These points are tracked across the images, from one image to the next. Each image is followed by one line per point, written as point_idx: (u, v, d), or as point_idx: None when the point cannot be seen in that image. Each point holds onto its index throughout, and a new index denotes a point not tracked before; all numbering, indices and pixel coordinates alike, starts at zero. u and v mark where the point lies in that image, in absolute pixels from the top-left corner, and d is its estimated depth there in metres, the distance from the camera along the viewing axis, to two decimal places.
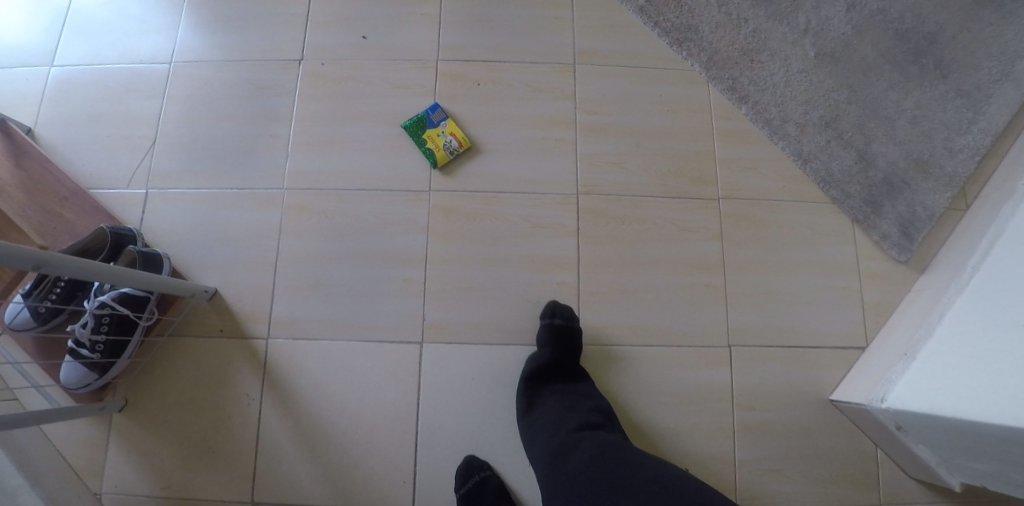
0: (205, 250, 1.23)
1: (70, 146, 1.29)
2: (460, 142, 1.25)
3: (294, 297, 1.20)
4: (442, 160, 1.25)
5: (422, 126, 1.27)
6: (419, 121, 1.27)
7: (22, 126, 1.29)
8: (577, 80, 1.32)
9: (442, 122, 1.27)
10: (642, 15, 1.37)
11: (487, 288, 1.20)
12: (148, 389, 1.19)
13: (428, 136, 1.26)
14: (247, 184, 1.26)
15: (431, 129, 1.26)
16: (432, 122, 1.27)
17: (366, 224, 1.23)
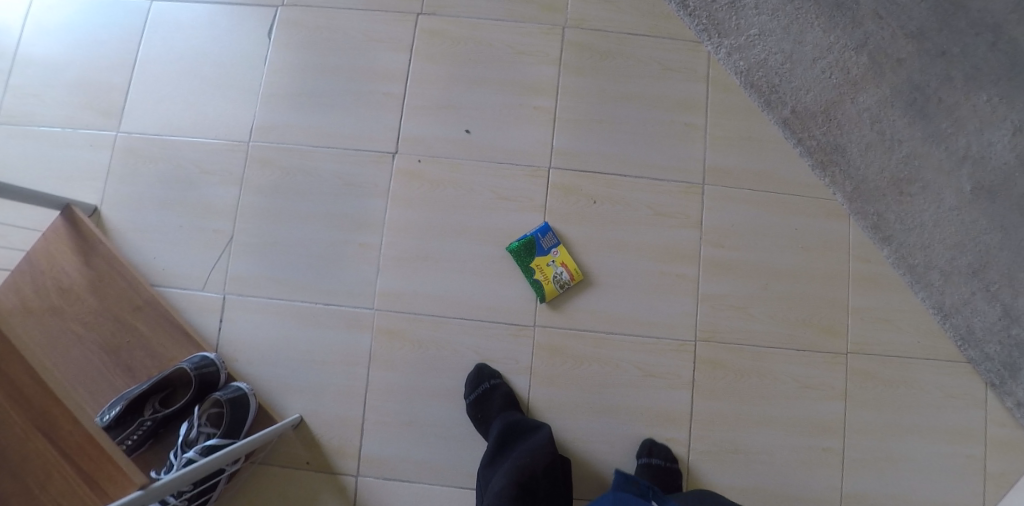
0: (289, 373, 1.13)
1: (138, 234, 1.14)
2: (571, 275, 1.13)
3: (385, 434, 1.12)
4: (550, 294, 1.13)
5: (530, 250, 1.14)
6: (527, 244, 1.14)
7: (87, 206, 1.14)
8: (705, 204, 1.17)
9: (552, 248, 1.14)
10: (785, 128, 1.19)
11: (590, 440, 1.12)
12: None
13: (537, 264, 1.13)
14: (332, 300, 1.14)
15: (539, 256, 1.13)
16: (540, 246, 1.14)
17: (465, 357, 1.13)
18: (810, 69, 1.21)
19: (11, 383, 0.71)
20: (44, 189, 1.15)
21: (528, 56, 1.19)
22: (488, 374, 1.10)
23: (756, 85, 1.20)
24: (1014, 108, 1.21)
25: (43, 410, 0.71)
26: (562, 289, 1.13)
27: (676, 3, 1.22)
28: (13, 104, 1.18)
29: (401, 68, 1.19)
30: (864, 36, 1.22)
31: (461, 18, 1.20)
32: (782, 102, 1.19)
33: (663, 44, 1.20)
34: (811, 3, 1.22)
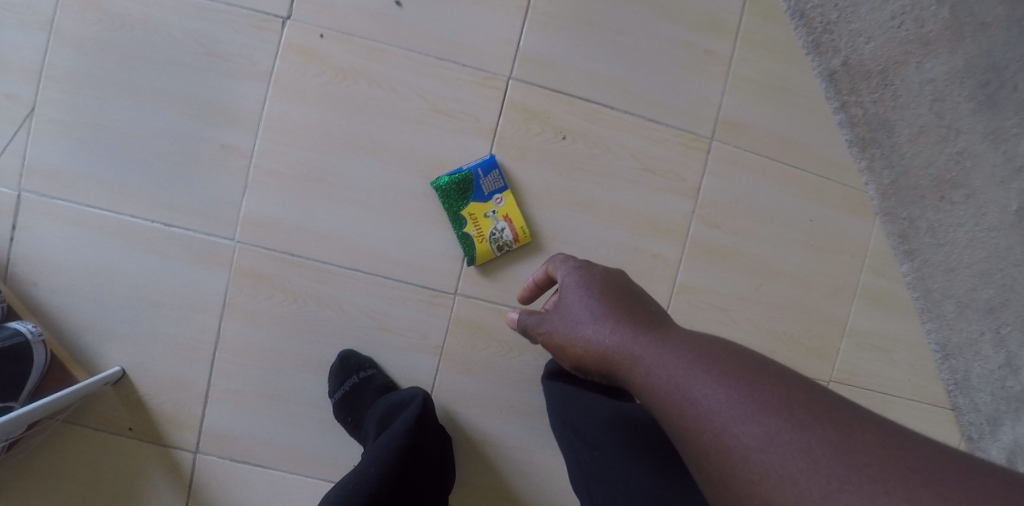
0: (106, 309, 0.82)
1: None
2: (515, 236, 0.81)
3: (238, 406, 0.85)
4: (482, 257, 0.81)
5: (462, 192, 0.80)
6: (459, 183, 0.79)
7: None
8: (711, 167, 0.85)
9: (493, 193, 0.80)
10: (830, 86, 0.89)
11: (504, 451, 0.87)
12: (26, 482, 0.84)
13: (469, 214, 0.80)
14: (171, 219, 0.80)
15: (475, 203, 0.80)
16: (478, 189, 0.80)
17: (356, 324, 0.83)
18: (878, 10, 0.89)
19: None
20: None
21: None
22: (354, 365, 0.82)
23: (807, 17, 0.88)
24: None
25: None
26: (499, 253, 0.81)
27: None
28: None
29: None
30: None
31: None
32: (835, 49, 0.89)
33: None
34: None
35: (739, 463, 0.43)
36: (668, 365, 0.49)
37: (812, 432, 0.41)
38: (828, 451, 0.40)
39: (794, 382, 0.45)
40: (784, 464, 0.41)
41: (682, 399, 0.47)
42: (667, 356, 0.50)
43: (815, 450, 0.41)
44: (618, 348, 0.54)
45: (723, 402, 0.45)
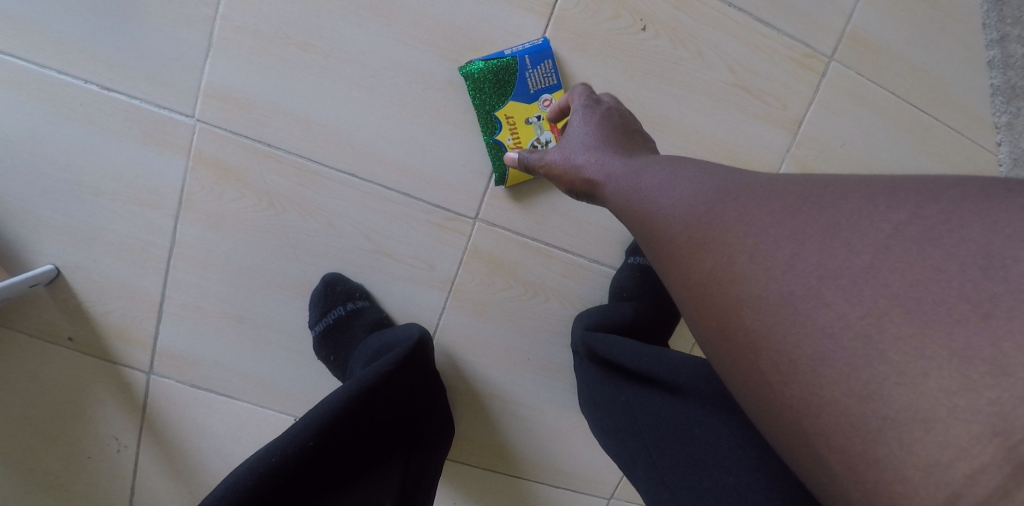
0: (31, 190, 0.64)
1: None
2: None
3: (198, 324, 0.70)
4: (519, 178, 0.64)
5: (501, 87, 0.61)
6: (498, 75, 0.60)
7: None
8: (823, 93, 0.65)
9: (540, 93, 0.61)
10: (993, 9, 0.69)
11: (511, 410, 0.73)
12: None
13: (508, 118, 0.62)
14: (111, 81, 0.61)
15: (516, 104, 0.61)
16: (521, 85, 0.61)
17: (347, 244, 0.66)
18: None
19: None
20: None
21: None
22: (345, 291, 0.66)
23: None
24: None
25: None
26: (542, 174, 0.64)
27: None
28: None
29: None
30: None
31: None
32: None
33: None
34: None
35: (693, 232, 0.34)
36: (631, 164, 0.43)
37: (797, 186, 0.32)
38: (814, 202, 0.30)
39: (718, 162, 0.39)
40: (748, 221, 0.31)
41: (641, 202, 0.38)
42: (634, 158, 0.44)
43: (795, 201, 0.31)
44: (589, 169, 0.46)
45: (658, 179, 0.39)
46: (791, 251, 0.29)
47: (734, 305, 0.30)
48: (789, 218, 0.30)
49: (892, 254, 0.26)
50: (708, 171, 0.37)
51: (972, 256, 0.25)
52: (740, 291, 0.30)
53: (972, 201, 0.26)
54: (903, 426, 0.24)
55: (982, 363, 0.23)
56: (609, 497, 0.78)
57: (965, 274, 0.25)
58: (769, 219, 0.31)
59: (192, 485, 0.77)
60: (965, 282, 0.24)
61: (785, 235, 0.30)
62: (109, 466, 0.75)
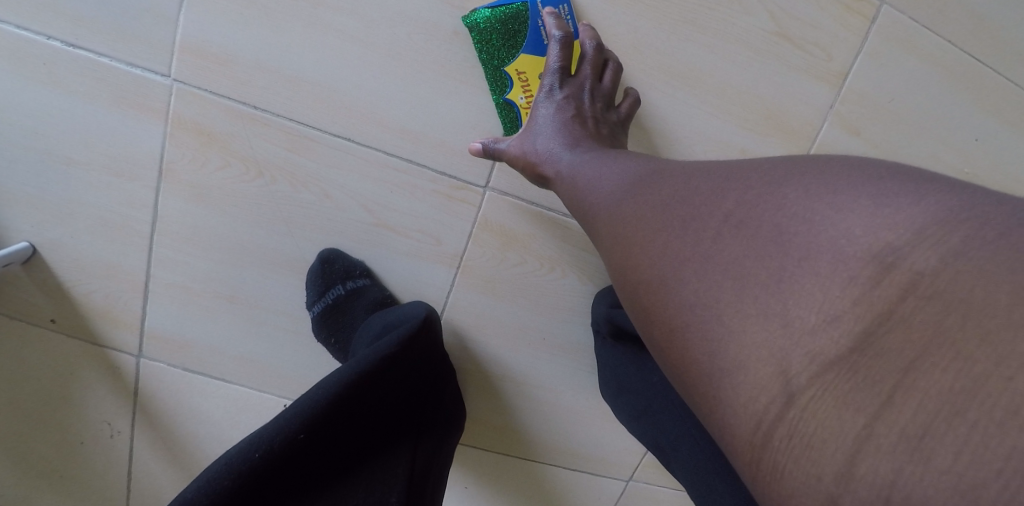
0: None
1: None
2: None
3: (187, 305, 0.65)
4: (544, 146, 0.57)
5: (513, 39, 0.55)
6: (508, 25, 0.54)
7: None
8: (872, 41, 0.58)
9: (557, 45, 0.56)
10: None
11: (525, 392, 0.69)
12: None
13: (522, 75, 0.56)
14: (76, 36, 0.54)
15: (531, 58, 0.55)
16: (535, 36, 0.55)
17: (345, 216, 0.60)
18: None
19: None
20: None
21: None
22: (344, 270, 0.61)
23: None
24: None
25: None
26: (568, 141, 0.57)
27: None
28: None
29: None
30: None
31: None
32: None
33: None
34: None
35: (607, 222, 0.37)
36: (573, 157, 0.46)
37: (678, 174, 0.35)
38: (685, 186, 0.34)
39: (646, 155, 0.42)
40: (633, 208, 0.35)
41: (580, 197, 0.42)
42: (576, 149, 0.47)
43: (672, 186, 0.34)
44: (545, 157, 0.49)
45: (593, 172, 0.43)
46: (656, 236, 0.32)
47: (622, 284, 0.34)
48: (661, 206, 0.34)
49: (721, 234, 0.30)
50: (622, 164, 0.41)
51: (772, 229, 0.28)
52: (631, 277, 0.33)
53: (778, 179, 0.30)
54: (724, 371, 0.28)
55: (776, 318, 0.27)
56: (628, 481, 0.74)
57: (768, 245, 0.28)
58: (647, 208, 0.34)
59: (190, 470, 0.74)
60: (766, 250, 0.28)
61: (656, 223, 0.33)
62: (102, 452, 0.72)
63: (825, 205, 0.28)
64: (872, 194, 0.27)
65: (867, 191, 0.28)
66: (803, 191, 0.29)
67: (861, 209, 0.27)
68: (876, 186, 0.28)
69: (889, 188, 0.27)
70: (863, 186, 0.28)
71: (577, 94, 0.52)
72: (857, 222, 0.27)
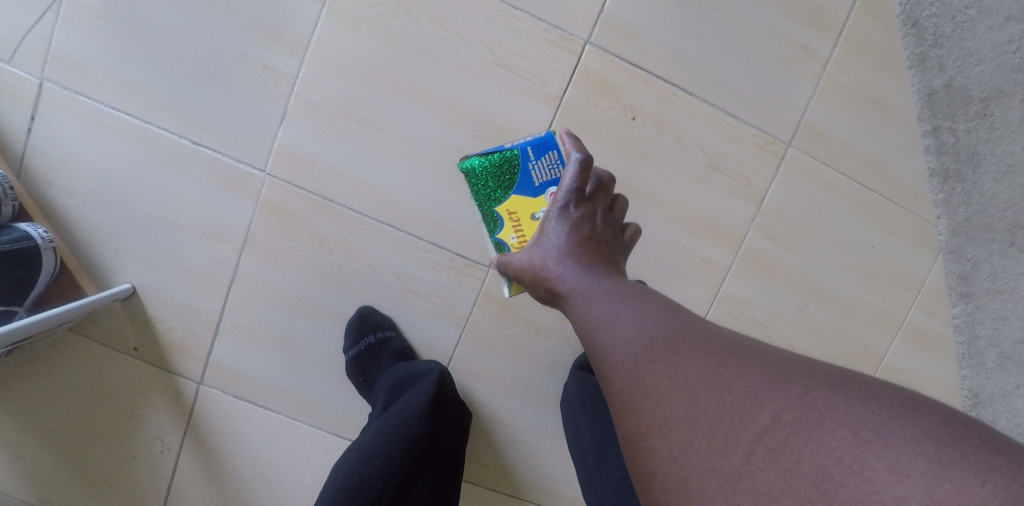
0: (121, 222, 0.77)
1: None
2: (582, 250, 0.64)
3: (247, 344, 0.81)
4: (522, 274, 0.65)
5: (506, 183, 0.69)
6: (501, 168, 0.68)
7: None
8: (783, 175, 0.79)
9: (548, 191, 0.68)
10: (925, 107, 0.83)
11: (512, 433, 0.84)
12: (26, 385, 0.82)
13: (511, 209, 0.68)
14: (200, 138, 0.74)
15: (519, 197, 0.68)
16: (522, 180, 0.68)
17: (381, 281, 0.78)
18: (998, 28, 0.80)
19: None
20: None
21: None
22: (375, 324, 0.78)
23: (919, 25, 0.80)
24: None
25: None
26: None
27: None
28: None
29: None
30: None
31: None
32: (942, 64, 0.81)
33: None
34: None
35: (634, 375, 0.44)
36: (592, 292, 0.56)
37: (727, 368, 0.41)
38: (731, 382, 0.40)
39: (693, 322, 0.48)
40: (670, 387, 0.41)
41: (600, 343, 0.49)
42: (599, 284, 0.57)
43: (710, 376, 0.41)
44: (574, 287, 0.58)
45: (631, 322, 0.49)
46: (691, 430, 0.39)
47: (638, 443, 0.42)
48: (698, 394, 0.40)
49: (759, 454, 0.37)
50: (642, 317, 0.49)
51: (815, 468, 0.35)
52: (650, 459, 0.40)
53: (826, 410, 0.37)
54: None
55: None
56: None
57: (809, 484, 0.35)
58: (672, 386, 0.41)
59: (224, 492, 0.85)
60: (807, 488, 0.34)
61: (687, 412, 0.40)
62: (152, 468, 0.84)
63: (875, 459, 0.34)
64: (928, 459, 0.33)
65: (921, 451, 0.33)
66: (850, 431, 0.35)
67: (910, 473, 0.33)
68: (932, 447, 0.33)
69: (946, 455, 0.33)
70: (876, 421, 0.35)
71: (590, 215, 0.64)
72: (905, 489, 0.32)
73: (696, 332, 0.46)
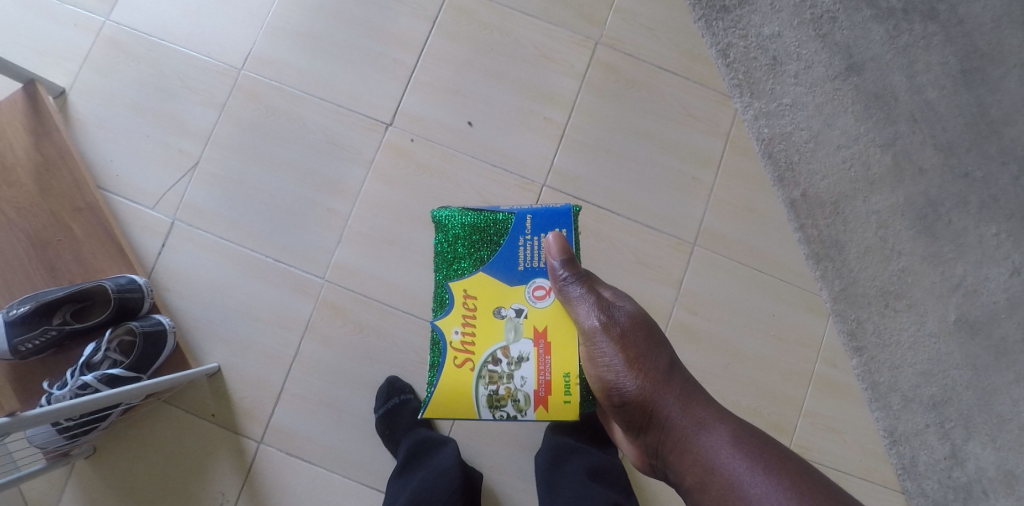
0: (219, 317, 1.07)
1: (101, 128, 1.10)
2: (543, 385, 0.75)
3: (300, 409, 1.07)
4: (466, 394, 0.76)
5: (477, 255, 0.81)
6: (484, 244, 0.81)
7: (55, 87, 1.09)
8: (691, 267, 1.12)
9: (528, 280, 0.79)
10: (791, 211, 1.16)
11: (507, 473, 1.08)
12: (123, 448, 1.06)
13: (475, 299, 0.79)
14: (281, 257, 1.08)
15: (492, 285, 0.79)
16: (496, 261, 0.80)
17: (404, 357, 1.08)
18: (832, 155, 1.19)
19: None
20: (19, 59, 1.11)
21: (554, 64, 1.17)
22: (399, 389, 1.05)
23: (774, 157, 1.17)
24: (1017, 248, 1.21)
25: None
26: (496, 404, 0.75)
27: (718, 53, 1.20)
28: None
29: (418, 36, 1.15)
30: (894, 135, 1.21)
31: (496, 4, 1.17)
32: (795, 182, 1.17)
33: (692, 91, 1.19)
34: (849, 89, 1.22)
35: None
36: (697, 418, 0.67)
37: None
38: None
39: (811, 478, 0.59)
40: None
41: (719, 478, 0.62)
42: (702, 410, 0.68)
43: None
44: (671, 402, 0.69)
45: (753, 472, 0.60)
46: None
47: None
48: None
49: None
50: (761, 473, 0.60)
51: None
52: None
53: None
54: None
55: None
56: None
57: None
58: None
59: None
60: None
61: None
62: None
63: None
64: None
65: None
66: None
67: None
68: None
69: None
70: None
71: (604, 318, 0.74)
72: None
73: (782, 470, 0.60)
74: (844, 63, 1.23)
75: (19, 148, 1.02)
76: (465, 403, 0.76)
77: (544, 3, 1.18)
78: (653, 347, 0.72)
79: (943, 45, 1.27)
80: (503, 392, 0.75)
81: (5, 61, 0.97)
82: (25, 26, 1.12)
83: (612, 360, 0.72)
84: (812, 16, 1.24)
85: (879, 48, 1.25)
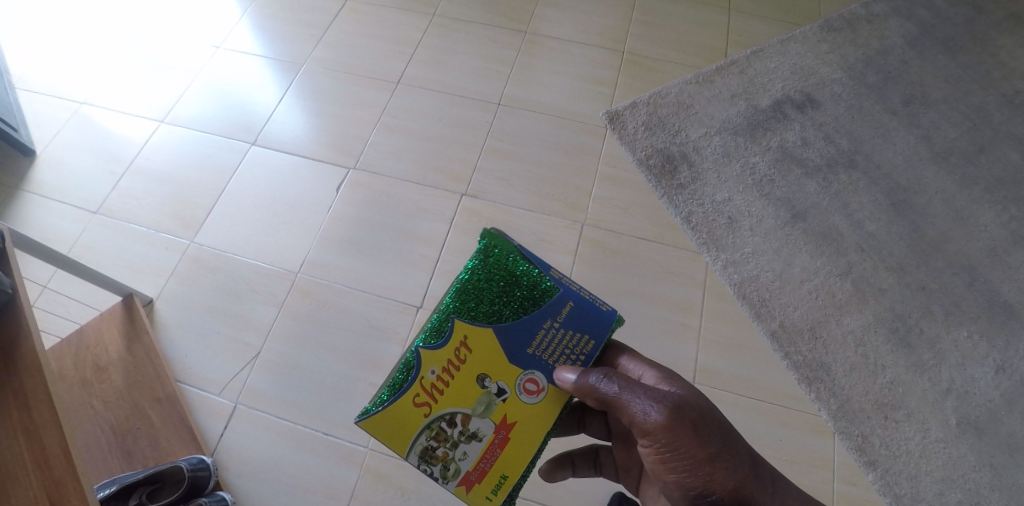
0: (270, 493, 1.17)
1: (179, 329, 1.32)
2: (478, 471, 0.70)
3: None
4: (406, 437, 0.68)
5: (497, 309, 0.72)
6: (517, 301, 0.71)
7: (146, 297, 1.35)
8: None
9: (528, 367, 0.70)
10: (774, 341, 1.31)
11: None
12: None
13: (468, 351, 0.70)
14: (329, 431, 1.22)
15: (498, 353, 0.70)
16: (515, 328, 0.71)
17: None
18: (798, 289, 1.37)
19: (13, 393, 0.78)
20: (115, 275, 1.40)
21: (549, 244, 1.42)
22: None
23: (747, 297, 1.36)
24: (994, 347, 1.32)
25: (35, 428, 0.77)
26: (429, 461, 0.69)
27: (682, 219, 1.45)
28: (115, 202, 1.50)
29: (438, 235, 1.43)
30: (848, 265, 1.40)
31: (498, 204, 1.47)
32: (772, 316, 1.33)
33: (668, 251, 1.42)
34: (799, 233, 1.44)
35: None
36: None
37: None
38: None
39: None
40: None
41: None
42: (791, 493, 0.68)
43: None
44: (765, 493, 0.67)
45: None
46: None
47: None
48: None
49: None
50: None
51: None
52: None
53: None
54: None
55: None
56: None
57: None
58: None
59: None
60: None
61: None
62: None
63: None
64: None
65: None
66: None
67: None
68: None
69: None
70: None
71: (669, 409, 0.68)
72: None
73: None
74: (789, 212, 1.47)
75: (114, 349, 1.24)
76: (399, 440, 0.68)
77: (535, 198, 1.48)
78: (724, 436, 0.70)
79: (870, 187, 1.52)
80: (440, 453, 0.69)
81: (109, 279, 1.24)
82: (124, 249, 1.44)
83: (680, 458, 0.68)
84: (754, 181, 1.52)
85: (815, 197, 1.50)
